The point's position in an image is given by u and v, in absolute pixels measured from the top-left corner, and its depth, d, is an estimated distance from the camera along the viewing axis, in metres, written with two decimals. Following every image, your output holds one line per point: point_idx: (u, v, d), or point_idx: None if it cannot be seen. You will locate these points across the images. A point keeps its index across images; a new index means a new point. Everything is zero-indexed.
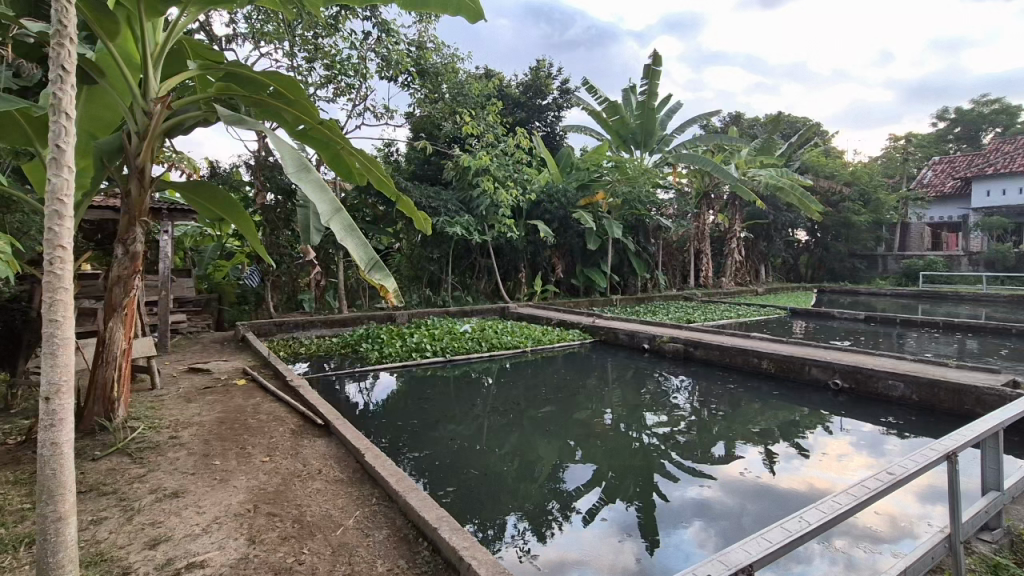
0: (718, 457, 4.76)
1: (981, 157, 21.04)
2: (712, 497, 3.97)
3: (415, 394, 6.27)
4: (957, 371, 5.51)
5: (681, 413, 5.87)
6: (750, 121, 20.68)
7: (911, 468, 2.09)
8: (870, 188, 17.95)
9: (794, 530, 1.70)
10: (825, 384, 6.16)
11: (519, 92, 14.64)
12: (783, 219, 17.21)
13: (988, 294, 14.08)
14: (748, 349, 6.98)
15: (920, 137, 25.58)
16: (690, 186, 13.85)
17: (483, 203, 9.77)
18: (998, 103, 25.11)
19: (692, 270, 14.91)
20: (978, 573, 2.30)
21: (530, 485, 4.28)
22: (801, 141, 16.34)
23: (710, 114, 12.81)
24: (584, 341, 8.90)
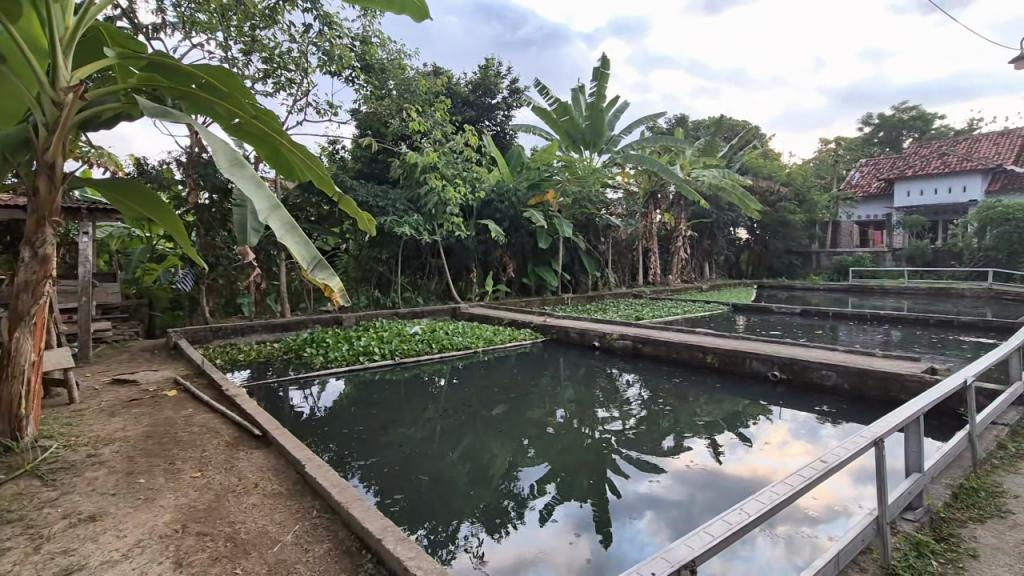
0: (666, 450, 4.86)
1: (902, 160, 22.60)
2: (662, 490, 4.05)
3: (363, 399, 6.09)
4: (883, 360, 5.86)
5: (630, 409, 5.97)
6: (694, 123, 21.40)
7: (843, 455, 2.18)
8: (805, 188, 18.95)
9: (735, 523, 1.73)
10: (765, 376, 6.41)
11: (467, 91, 14.57)
12: (724, 218, 17.91)
13: (909, 287, 15.12)
14: (693, 345, 7.18)
15: (848, 141, 27.23)
16: (638, 186, 14.17)
17: (433, 202, 9.64)
18: (916, 110, 27.05)
19: (641, 268, 15.26)
20: (903, 551, 2.44)
21: (482, 487, 4.23)
22: (741, 143, 17.05)
23: (656, 116, 13.14)
24: (536, 340, 8.93)
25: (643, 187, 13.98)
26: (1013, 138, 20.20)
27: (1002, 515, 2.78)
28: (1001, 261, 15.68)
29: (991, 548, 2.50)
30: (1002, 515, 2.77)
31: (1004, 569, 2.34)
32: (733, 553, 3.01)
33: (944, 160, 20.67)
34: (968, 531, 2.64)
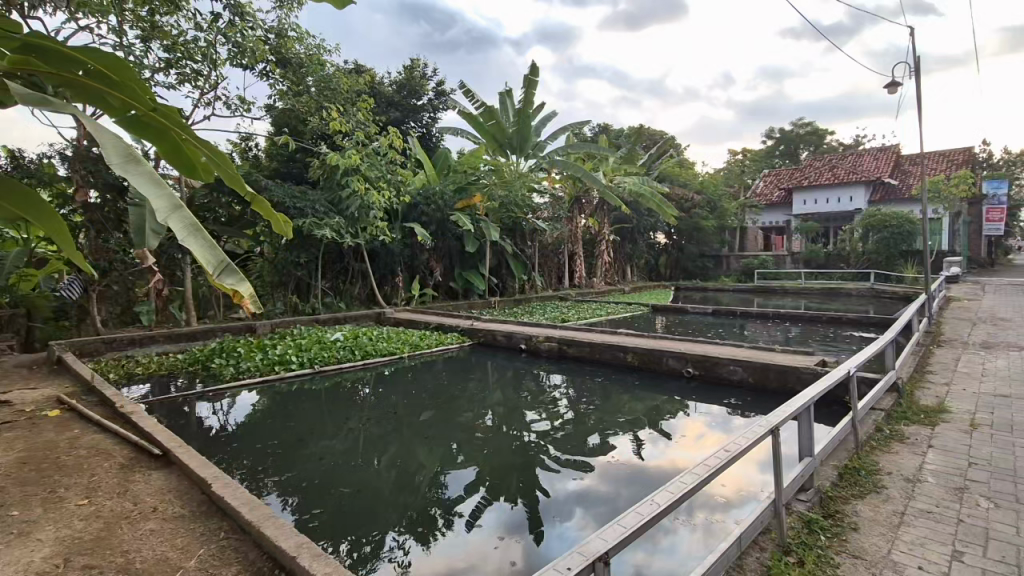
0: (592, 448, 5.01)
1: (799, 171, 24.78)
2: (589, 486, 4.16)
3: (280, 411, 5.79)
4: (782, 355, 6.38)
5: (557, 410, 6.10)
6: (616, 132, 22.30)
7: (745, 444, 2.33)
8: (716, 196, 20.27)
9: (646, 514, 1.81)
10: (681, 373, 6.76)
11: (392, 91, 14.33)
12: (644, 223, 18.76)
13: (806, 288, 16.57)
14: (615, 344, 7.45)
15: (754, 153, 29.48)
16: (563, 192, 14.53)
17: (355, 205, 9.34)
18: (811, 126, 29.77)
19: (567, 271, 15.66)
20: (797, 529, 2.67)
21: (409, 495, 4.15)
22: (658, 152, 17.96)
23: (581, 124, 13.51)
24: (463, 344, 8.90)
25: (569, 193, 14.27)
26: (889, 155, 22.77)
27: (878, 490, 3.12)
28: (881, 263, 17.58)
29: (868, 520, 2.80)
30: (877, 490, 3.12)
31: (878, 538, 2.63)
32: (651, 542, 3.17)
33: (834, 172, 22.88)
34: (850, 506, 2.94)
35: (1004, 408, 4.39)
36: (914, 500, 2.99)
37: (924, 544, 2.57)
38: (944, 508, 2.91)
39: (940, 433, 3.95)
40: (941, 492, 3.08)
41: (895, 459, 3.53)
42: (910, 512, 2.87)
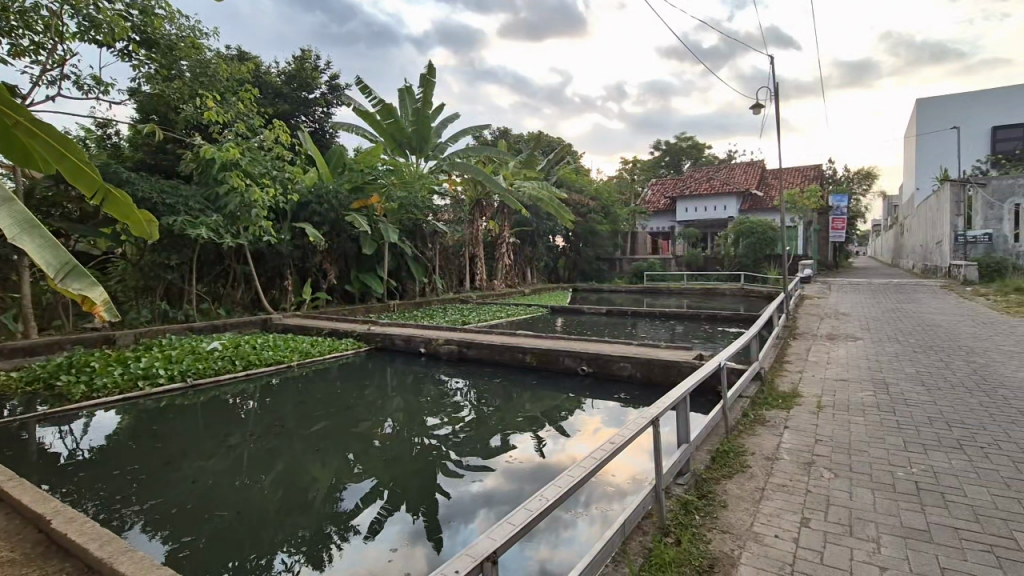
0: (494, 449, 5.04)
1: (681, 181, 27.01)
2: (490, 486, 4.18)
3: (145, 431, 5.17)
4: (665, 351, 6.87)
5: (458, 413, 6.07)
6: (516, 137, 22.82)
7: (629, 435, 2.47)
8: (609, 202, 21.45)
9: (534, 510, 1.85)
10: (576, 371, 7.03)
11: (280, 82, 13.52)
12: (543, 227, 19.35)
13: (688, 288, 18.02)
14: (513, 346, 7.59)
15: (643, 163, 31.66)
16: (464, 194, 14.57)
17: (235, 202, 8.63)
18: (691, 140, 32.59)
19: (468, 274, 15.69)
20: (676, 512, 2.89)
21: (298, 513, 3.89)
22: (555, 158, 18.65)
23: (481, 127, 13.59)
24: (358, 350, 8.57)
25: (469, 196, 14.54)
26: (756, 169, 25.47)
27: (743, 469, 3.47)
28: (749, 266, 19.64)
29: (734, 497, 3.10)
30: (743, 470, 3.46)
31: (743, 512, 2.92)
32: (549, 536, 3.26)
33: (711, 183, 25.22)
34: (720, 486, 3.23)
35: (843, 391, 5.08)
36: (772, 476, 3.35)
37: (780, 514, 2.89)
38: (796, 481, 3.29)
39: (793, 415, 4.48)
40: (792, 467, 3.49)
41: (757, 441, 3.94)
42: (769, 486, 3.22)
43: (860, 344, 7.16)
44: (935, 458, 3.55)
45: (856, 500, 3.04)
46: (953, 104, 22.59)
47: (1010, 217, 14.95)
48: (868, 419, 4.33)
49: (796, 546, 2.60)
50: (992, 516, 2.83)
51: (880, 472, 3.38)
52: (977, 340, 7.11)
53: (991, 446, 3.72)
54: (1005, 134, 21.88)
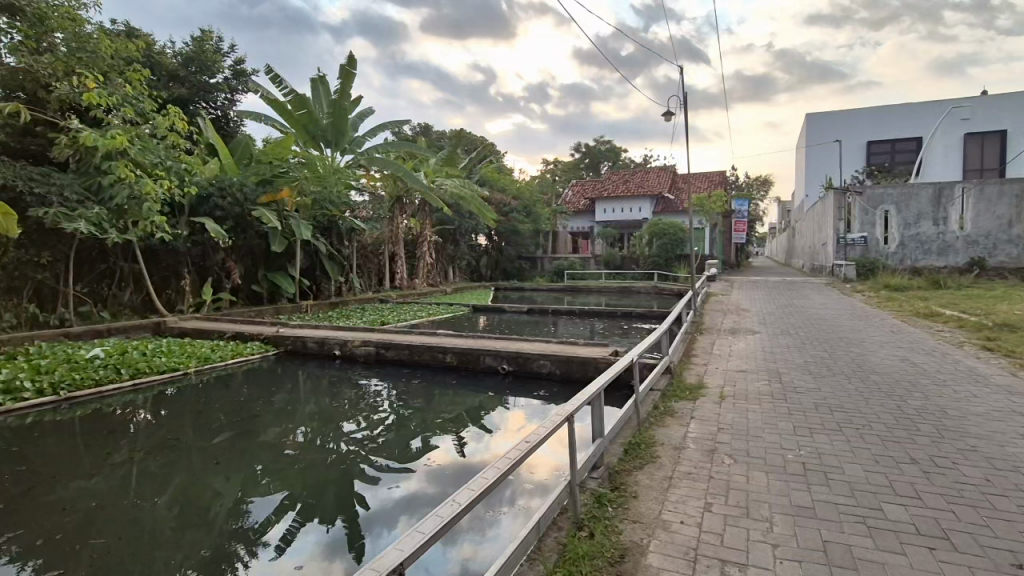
0: (415, 451, 4.93)
1: (599, 183, 28.03)
2: (412, 489, 4.09)
3: (7, 454, 4.53)
4: (583, 348, 7.05)
5: (376, 416, 5.87)
6: (438, 134, 22.59)
7: (544, 433, 2.49)
8: (532, 202, 21.78)
9: (447, 516, 1.80)
10: (496, 370, 7.05)
11: (175, 63, 12.44)
12: (465, 225, 19.29)
13: (606, 287, 18.69)
14: (433, 346, 7.47)
15: (563, 165, 32.51)
16: (383, 191, 14.24)
17: (122, 193, 7.80)
18: (610, 144, 33.92)
19: (387, 272, 15.30)
20: (590, 505, 2.96)
21: (197, 532, 3.58)
22: (478, 156, 18.63)
23: (402, 122, 13.27)
24: (266, 355, 8.07)
25: (388, 192, 14.12)
26: (668, 173, 26.95)
27: (653, 459, 3.63)
28: (662, 265, 20.72)
29: (644, 487, 3.23)
30: (653, 460, 3.62)
31: (653, 501, 3.05)
32: (470, 534, 3.24)
33: (627, 185, 26.39)
34: (632, 477, 3.36)
35: (742, 382, 5.47)
36: (680, 465, 3.54)
37: (685, 501, 3.06)
38: (701, 469, 3.49)
39: (698, 406, 4.76)
40: (697, 455, 3.71)
41: (666, 432, 4.15)
42: (676, 475, 3.39)
43: (757, 337, 7.77)
44: (819, 440, 3.92)
45: (753, 483, 3.28)
46: (836, 120, 25.15)
47: (881, 221, 16.92)
48: (764, 407, 4.69)
49: (701, 530, 2.75)
50: (865, 490, 3.17)
51: (773, 455, 3.68)
52: (853, 331, 7.96)
53: (865, 427, 4.17)
54: (877, 149, 24.72)
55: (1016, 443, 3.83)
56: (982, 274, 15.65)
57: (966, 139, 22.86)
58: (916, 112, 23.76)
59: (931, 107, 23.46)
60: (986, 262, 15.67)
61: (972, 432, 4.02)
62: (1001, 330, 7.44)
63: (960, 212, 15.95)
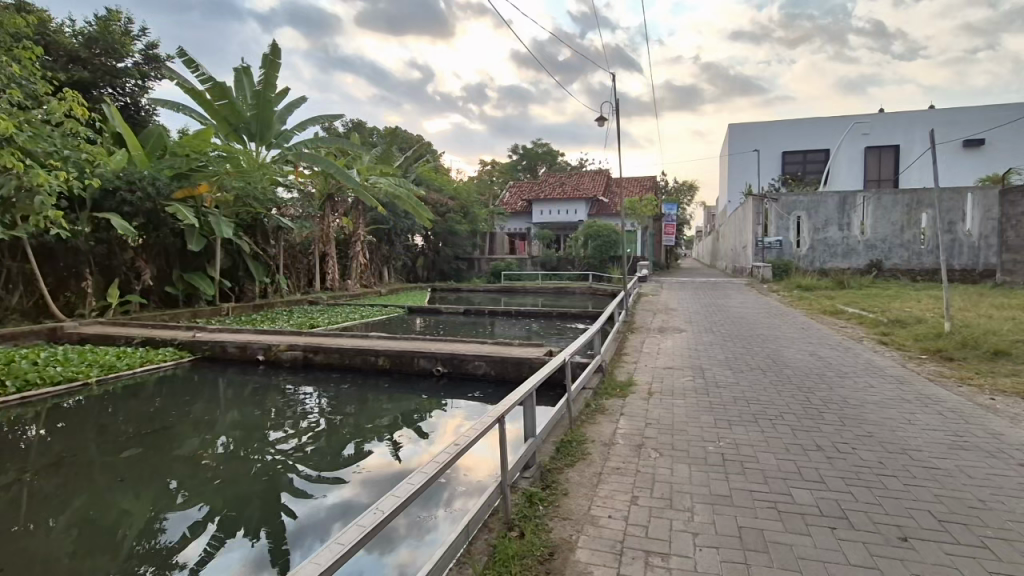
0: (346, 459, 4.76)
1: (536, 185, 28.41)
2: (345, 496, 3.96)
3: None
4: (518, 348, 7.10)
5: (305, 423, 5.63)
6: (372, 131, 22.06)
7: (474, 435, 2.47)
8: (469, 203, 21.71)
9: (368, 526, 1.73)
10: (431, 372, 6.97)
11: (76, 44, 11.37)
12: (401, 225, 18.92)
13: (543, 287, 18.95)
14: (364, 348, 7.27)
15: (501, 166, 32.69)
16: (314, 187, 13.88)
17: (9, 184, 7.01)
18: (546, 146, 34.49)
19: (317, 273, 14.74)
20: (521, 505, 2.98)
21: (100, 556, 3.28)
22: (414, 155, 18.36)
23: (334, 117, 12.81)
24: (180, 361, 7.54)
25: (319, 189, 13.96)
26: (602, 177, 27.75)
27: (583, 456, 3.71)
28: (597, 266, 21.29)
29: (575, 484, 3.30)
30: (583, 458, 3.70)
31: (582, 498, 3.11)
32: (403, 539, 3.18)
33: (563, 187, 26.91)
34: (563, 474, 3.42)
35: (668, 378, 5.70)
36: (609, 460, 3.65)
37: (613, 495, 3.15)
38: (629, 463, 3.61)
39: (628, 402, 4.92)
40: (626, 450, 3.83)
41: (596, 429, 4.25)
42: (605, 470, 3.48)
43: (683, 335, 8.15)
44: (737, 432, 4.16)
45: (676, 475, 3.42)
46: (755, 130, 26.87)
47: (794, 226, 18.22)
48: (688, 401, 4.92)
49: (627, 524, 2.83)
50: (776, 476, 3.39)
51: (695, 447, 3.86)
52: (769, 328, 8.52)
53: (777, 418, 4.47)
54: (791, 159, 26.65)
55: (905, 428, 4.24)
56: (879, 275, 17.34)
57: (866, 153, 25.12)
58: (823, 126, 25.82)
59: (836, 122, 25.61)
60: (883, 264, 17.29)
61: (869, 419, 4.41)
62: (893, 326, 8.23)
63: (861, 218, 17.48)
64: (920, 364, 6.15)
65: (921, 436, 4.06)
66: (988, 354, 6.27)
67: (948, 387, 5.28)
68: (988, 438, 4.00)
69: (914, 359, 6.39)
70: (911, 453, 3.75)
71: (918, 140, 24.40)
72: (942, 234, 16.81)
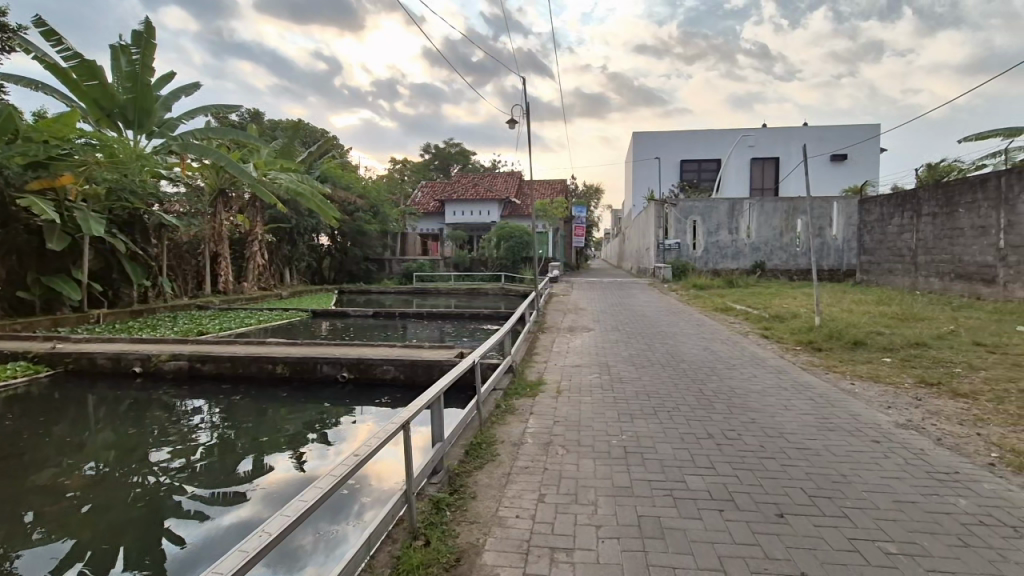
0: (242, 475, 4.41)
1: (449, 185, 28.25)
2: (241, 515, 3.66)
3: None
4: (428, 351, 6.99)
5: (192, 439, 5.15)
6: (272, 124, 20.77)
7: (375, 444, 2.34)
8: (378, 202, 21.10)
9: (252, 550, 1.56)
10: (335, 378, 6.65)
11: None
12: (305, 224, 17.96)
13: (456, 288, 18.85)
14: (260, 356, 6.78)
15: (412, 165, 32.16)
16: (202, 181, 12.94)
17: None
18: (459, 147, 34.45)
19: (207, 275, 13.62)
20: (427, 513, 2.91)
21: None
22: (319, 150, 17.45)
23: (228, 106, 11.88)
24: (36, 377, 6.59)
25: (209, 183, 13.02)
26: (514, 179, 28.19)
27: (493, 458, 3.71)
28: (509, 267, 21.56)
29: (484, 486, 3.29)
30: (493, 459, 3.70)
31: (490, 500, 3.11)
32: (306, 555, 3.00)
33: (476, 188, 26.98)
34: (472, 477, 3.40)
35: (576, 376, 5.87)
36: (518, 460, 3.68)
37: (521, 495, 3.17)
38: (537, 462, 3.66)
39: (537, 402, 5.00)
40: (533, 449, 3.89)
41: (506, 429, 4.27)
42: (514, 470, 3.51)
43: (590, 334, 8.46)
44: (639, 425, 4.38)
45: (582, 470, 3.53)
46: (656, 139, 28.59)
47: (690, 230, 19.63)
48: (594, 398, 5.10)
49: (534, 522, 2.86)
50: (673, 465, 3.60)
51: (599, 442, 4.00)
52: (668, 326, 9.08)
53: (674, 409, 4.76)
54: (688, 167, 28.67)
55: (782, 413, 4.70)
56: (763, 275, 19.15)
57: (751, 164, 27.64)
58: (715, 138, 28.05)
59: (726, 134, 27.93)
60: (766, 264, 19.12)
61: (753, 407, 4.83)
62: (773, 321, 9.10)
63: (747, 223, 19.17)
64: (795, 355, 6.85)
65: (795, 420, 4.52)
66: (849, 344, 7.12)
67: (818, 375, 5.92)
68: (848, 418, 4.54)
69: (790, 350, 7.11)
70: (787, 436, 4.14)
71: (794, 153, 27.22)
72: (814, 238, 18.90)
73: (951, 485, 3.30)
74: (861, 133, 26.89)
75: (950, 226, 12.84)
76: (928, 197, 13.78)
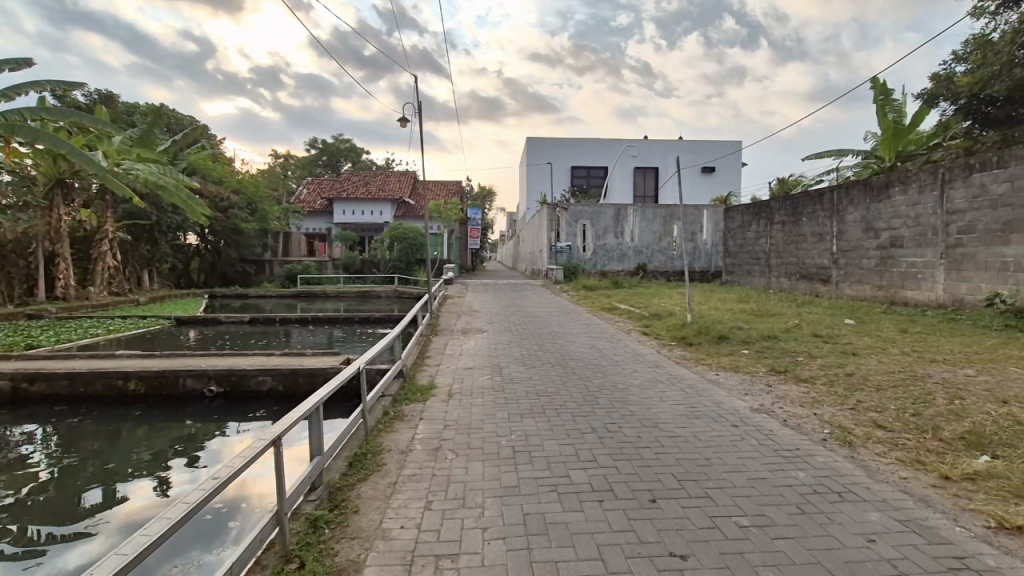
0: (86, 508, 3.83)
1: (337, 182, 27.02)
2: (82, 554, 3.17)
3: None
4: (311, 358, 6.59)
5: (19, 471, 4.38)
6: (126, 107, 18.40)
7: (238, 465, 2.11)
8: (256, 199, 19.57)
9: None
10: (201, 393, 6.04)
11: None
12: (168, 221, 16.13)
13: (345, 291, 18.01)
14: (108, 371, 5.95)
15: (296, 160, 30.28)
16: (35, 169, 11.17)
17: None
18: (349, 142, 33.08)
19: (41, 278, 11.72)
20: (301, 533, 2.72)
21: None
22: (186, 140, 15.74)
23: (69, 84, 10.30)
24: None
25: (42, 171, 11.24)
26: (409, 178, 27.69)
27: (378, 468, 3.58)
28: (404, 269, 21.09)
29: (367, 499, 3.16)
30: (378, 469, 3.57)
31: (374, 512, 3.00)
32: None
33: (368, 187, 26.08)
34: (354, 491, 3.25)
35: (468, 379, 5.86)
36: (404, 468, 3.59)
37: (407, 504, 3.09)
38: (424, 469, 3.59)
39: (427, 406, 4.92)
40: (422, 455, 3.82)
41: (394, 437, 4.15)
42: (400, 479, 3.42)
43: (483, 335, 8.52)
44: (527, 423, 4.48)
45: (470, 473, 3.53)
46: (548, 145, 29.62)
47: (580, 233, 20.61)
48: (485, 400, 5.13)
49: (419, 531, 2.81)
50: (558, 461, 3.73)
51: (488, 444, 4.03)
52: (558, 326, 9.42)
53: (562, 407, 4.95)
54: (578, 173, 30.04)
55: (657, 404, 5.08)
56: (644, 276, 20.61)
57: (634, 172, 29.62)
58: (602, 146, 29.71)
59: (611, 144, 29.72)
60: (647, 266, 20.61)
61: (632, 401, 5.16)
62: (652, 319, 9.81)
63: (631, 227, 20.53)
64: (671, 350, 7.44)
65: (668, 411, 4.90)
66: (715, 338, 7.89)
67: (689, 368, 6.48)
68: (713, 407, 5.02)
69: (666, 346, 7.71)
70: (661, 426, 4.48)
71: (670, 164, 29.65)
72: (687, 242, 20.73)
73: (793, 460, 3.77)
74: (726, 147, 29.96)
75: (795, 232, 14.76)
76: (779, 207, 15.70)
